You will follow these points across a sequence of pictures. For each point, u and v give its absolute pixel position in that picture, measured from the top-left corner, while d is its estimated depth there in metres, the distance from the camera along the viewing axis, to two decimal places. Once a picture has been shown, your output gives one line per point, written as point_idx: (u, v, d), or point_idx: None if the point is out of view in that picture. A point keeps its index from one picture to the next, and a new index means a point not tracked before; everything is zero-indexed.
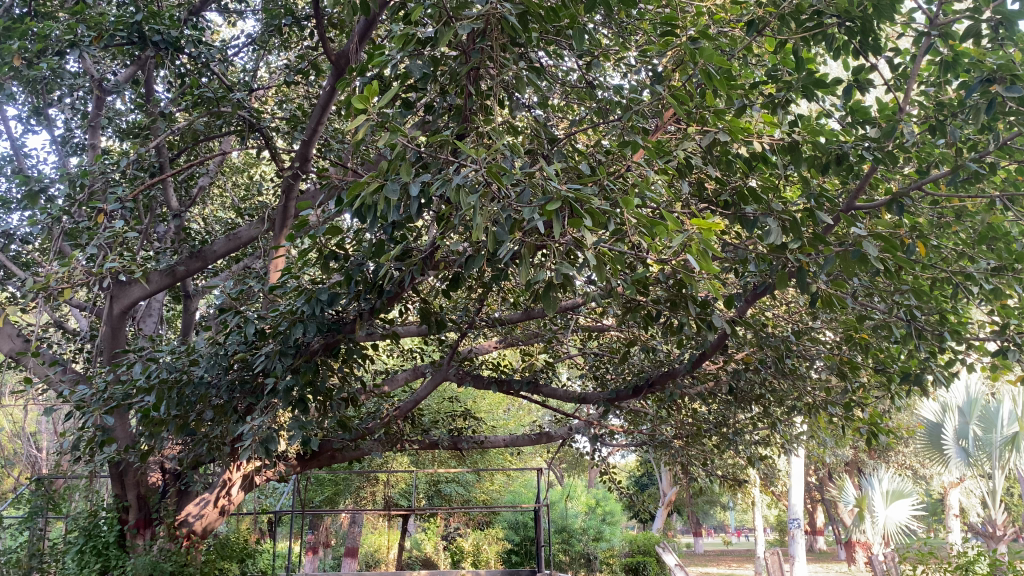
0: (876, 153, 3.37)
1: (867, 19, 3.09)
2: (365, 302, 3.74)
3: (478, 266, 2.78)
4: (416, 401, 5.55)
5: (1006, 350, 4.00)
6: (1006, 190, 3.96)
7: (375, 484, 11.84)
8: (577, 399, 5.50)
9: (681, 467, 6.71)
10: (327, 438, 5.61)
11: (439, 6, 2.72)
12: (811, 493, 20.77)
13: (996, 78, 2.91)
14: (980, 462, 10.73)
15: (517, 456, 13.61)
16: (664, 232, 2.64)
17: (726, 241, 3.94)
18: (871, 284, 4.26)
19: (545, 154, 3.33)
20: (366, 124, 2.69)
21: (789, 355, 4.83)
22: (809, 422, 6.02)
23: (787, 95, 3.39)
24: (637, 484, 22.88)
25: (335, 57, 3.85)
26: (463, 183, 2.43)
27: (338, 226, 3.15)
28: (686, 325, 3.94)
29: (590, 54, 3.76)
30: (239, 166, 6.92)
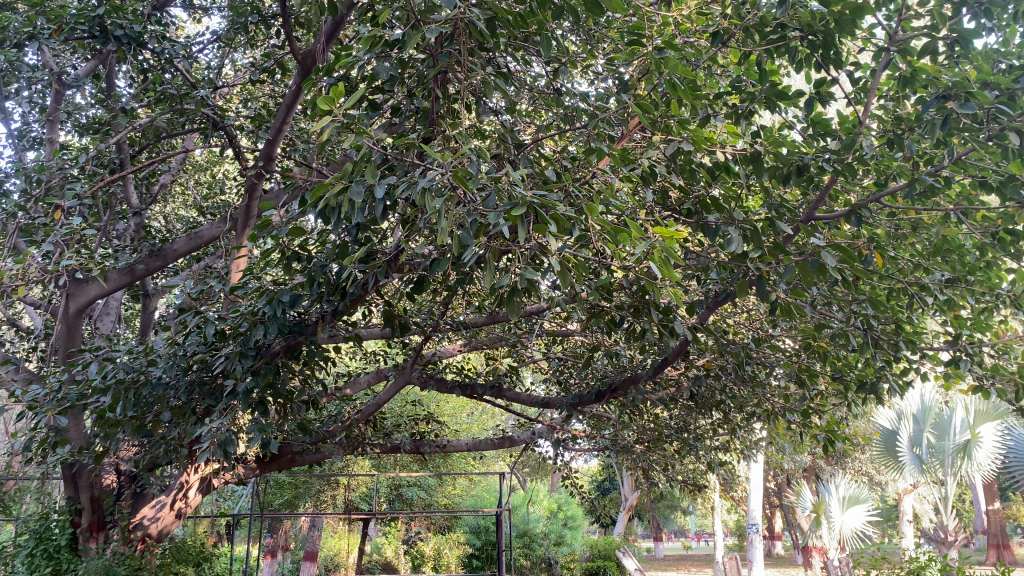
0: (836, 165, 3.44)
1: (829, 33, 3.16)
2: (329, 304, 3.72)
3: (442, 269, 2.78)
4: (379, 404, 5.52)
5: (958, 359, 4.11)
6: (961, 203, 4.07)
7: (335, 487, 11.76)
8: (540, 404, 5.52)
9: (642, 472, 6.77)
10: (287, 441, 5.56)
11: (408, 8, 2.72)
12: (770, 499, 21.13)
13: (951, 94, 3.00)
14: (933, 468, 10.96)
15: (480, 460, 13.62)
16: (628, 239, 2.67)
17: (689, 250, 3.98)
18: (829, 293, 4.34)
19: (511, 160, 3.35)
20: (331, 125, 2.67)
21: (748, 362, 4.90)
22: (768, 428, 6.10)
23: (750, 106, 3.45)
24: (598, 488, 23.06)
25: (302, 57, 3.82)
26: (430, 186, 2.43)
27: (301, 227, 3.13)
28: (649, 332, 3.98)
29: (558, 60, 3.79)
30: (202, 165, 6.83)
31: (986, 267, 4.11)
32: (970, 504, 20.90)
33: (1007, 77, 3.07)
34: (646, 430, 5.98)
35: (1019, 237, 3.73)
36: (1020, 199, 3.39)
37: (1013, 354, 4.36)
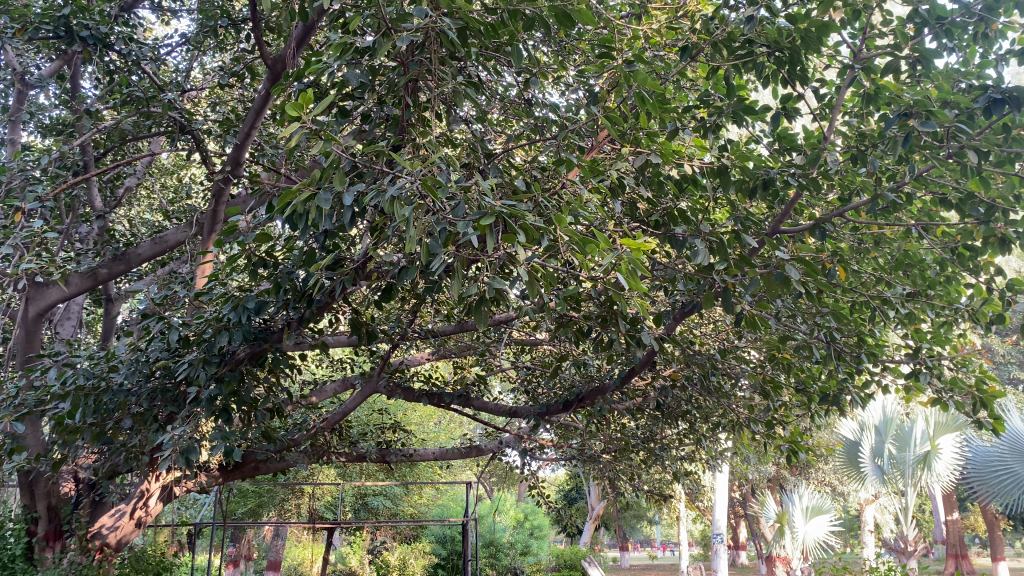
0: (801, 179, 3.49)
1: (796, 49, 3.21)
2: (294, 311, 3.68)
3: (410, 278, 2.76)
4: (345, 412, 5.47)
5: (918, 372, 4.19)
6: (922, 219, 4.14)
7: (300, 496, 11.65)
8: (507, 414, 5.50)
9: (609, 482, 6.78)
10: (252, 449, 5.48)
11: (379, 16, 2.72)
12: (735, 509, 21.36)
13: (913, 112, 3.06)
14: (894, 479, 11.11)
15: (447, 469, 13.57)
16: (595, 250, 2.69)
17: (657, 261, 4.01)
18: (793, 306, 4.39)
19: (481, 169, 3.35)
20: (300, 131, 2.65)
21: (714, 373, 4.93)
22: (733, 439, 6.15)
23: (717, 120, 3.50)
24: (565, 498, 23.13)
25: (272, 62, 3.79)
26: (398, 195, 2.42)
27: (268, 233, 3.10)
28: (616, 342, 4.00)
29: (529, 71, 3.80)
30: (169, 168, 6.75)
31: (946, 282, 4.19)
32: (928, 515, 21.25)
33: (967, 96, 3.14)
34: (613, 439, 5.99)
35: (977, 253, 3.81)
36: (978, 216, 3.47)
37: (971, 368, 4.44)
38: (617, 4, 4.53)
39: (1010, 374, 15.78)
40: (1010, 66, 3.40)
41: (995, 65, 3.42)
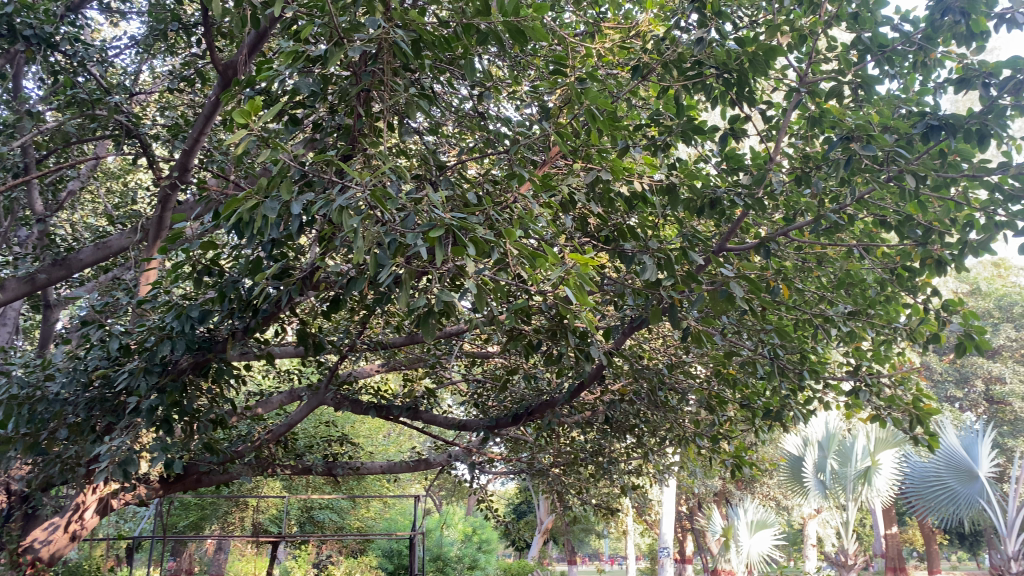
0: (746, 199, 3.56)
1: (743, 72, 3.28)
2: (240, 320, 3.62)
3: (359, 289, 2.74)
4: (291, 424, 5.38)
5: (858, 389, 4.29)
6: (863, 240, 4.25)
7: (244, 509, 11.43)
8: (456, 427, 5.47)
9: (557, 496, 6.78)
10: (194, 460, 5.34)
11: (331, 25, 2.71)
12: (682, 522, 21.61)
13: (854, 136, 3.14)
14: (835, 493, 11.27)
15: (395, 482, 13.45)
16: (544, 265, 2.70)
17: (606, 276, 4.04)
18: (739, 322, 4.46)
19: (432, 181, 3.35)
20: (248, 138, 2.62)
21: (661, 387, 4.98)
22: (680, 453, 6.21)
23: (667, 139, 3.56)
24: (514, 512, 23.10)
25: (223, 67, 3.73)
26: (347, 205, 2.40)
27: (213, 241, 3.05)
28: (565, 356, 4.02)
29: (482, 84, 3.81)
30: (115, 171, 6.61)
31: (886, 301, 4.30)
32: (868, 529, 21.66)
33: (906, 122, 3.24)
34: (562, 453, 6.00)
35: (914, 273, 3.92)
36: (915, 238, 3.57)
37: (909, 386, 4.55)
38: (571, 21, 4.59)
39: (947, 391, 16.29)
40: (946, 94, 3.52)
41: (932, 94, 3.53)
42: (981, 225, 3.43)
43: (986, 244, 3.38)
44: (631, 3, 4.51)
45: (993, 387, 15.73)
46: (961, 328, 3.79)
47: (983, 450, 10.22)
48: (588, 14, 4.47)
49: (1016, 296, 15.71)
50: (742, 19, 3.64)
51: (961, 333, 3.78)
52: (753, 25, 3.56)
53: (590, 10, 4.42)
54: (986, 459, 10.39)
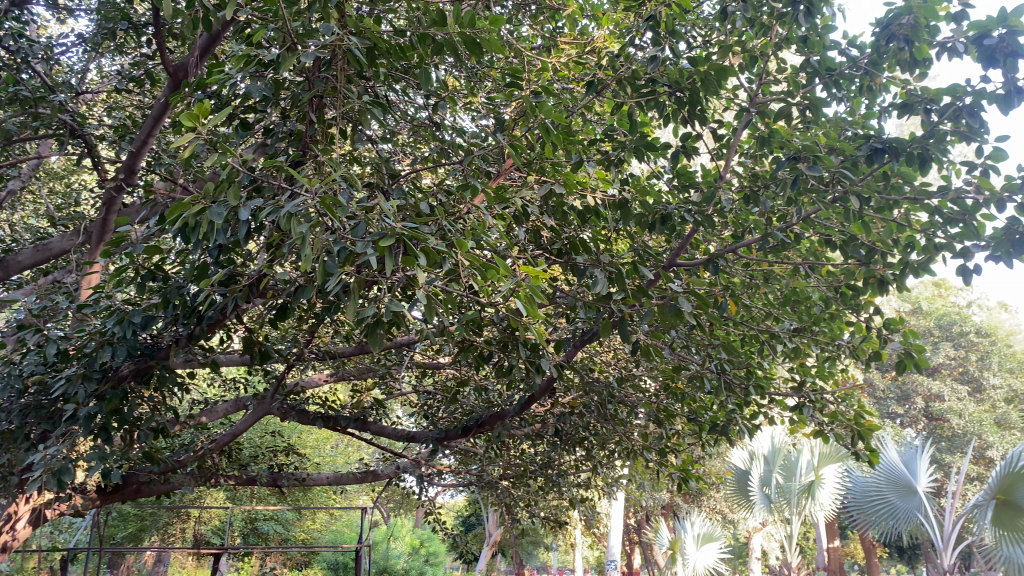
0: (696, 216, 3.59)
1: (695, 91, 3.30)
2: (184, 328, 3.52)
3: (307, 297, 2.68)
4: (236, 434, 5.26)
5: (802, 405, 4.36)
6: (809, 258, 4.32)
7: (185, 520, 11.17)
8: (404, 438, 5.41)
9: (505, 508, 6.74)
10: (133, 471, 5.17)
11: (284, 29, 2.66)
12: (629, 535, 21.75)
13: (801, 156, 3.18)
14: (780, 507, 11.42)
15: (342, 494, 13.26)
16: (495, 277, 2.68)
17: (559, 289, 4.03)
18: (688, 337, 4.50)
19: (384, 190, 3.31)
20: (196, 141, 2.55)
21: (611, 401, 4.99)
22: (629, 466, 6.23)
23: (620, 154, 3.58)
24: (463, 524, 23.00)
25: (173, 69, 3.64)
26: (296, 212, 2.35)
27: (157, 246, 2.96)
28: (516, 368, 3.99)
29: (438, 94, 3.78)
30: (59, 172, 6.42)
31: (830, 319, 4.38)
32: (811, 543, 22.04)
33: (852, 144, 3.30)
34: (511, 466, 5.98)
35: (858, 292, 4.00)
36: (859, 258, 3.65)
37: (851, 402, 4.64)
38: (527, 34, 4.60)
39: (888, 408, 16.70)
40: (891, 118, 3.61)
41: (877, 117, 3.61)
42: (922, 246, 3.52)
43: (927, 265, 3.47)
44: (588, 19, 4.54)
45: (932, 404, 16.15)
46: (901, 346, 3.87)
47: (922, 466, 10.47)
48: (545, 28, 4.49)
49: (955, 316, 16.20)
50: (696, 39, 3.69)
51: (902, 351, 3.87)
52: (706, 45, 3.61)
53: (547, 24, 4.44)
54: (925, 475, 10.64)
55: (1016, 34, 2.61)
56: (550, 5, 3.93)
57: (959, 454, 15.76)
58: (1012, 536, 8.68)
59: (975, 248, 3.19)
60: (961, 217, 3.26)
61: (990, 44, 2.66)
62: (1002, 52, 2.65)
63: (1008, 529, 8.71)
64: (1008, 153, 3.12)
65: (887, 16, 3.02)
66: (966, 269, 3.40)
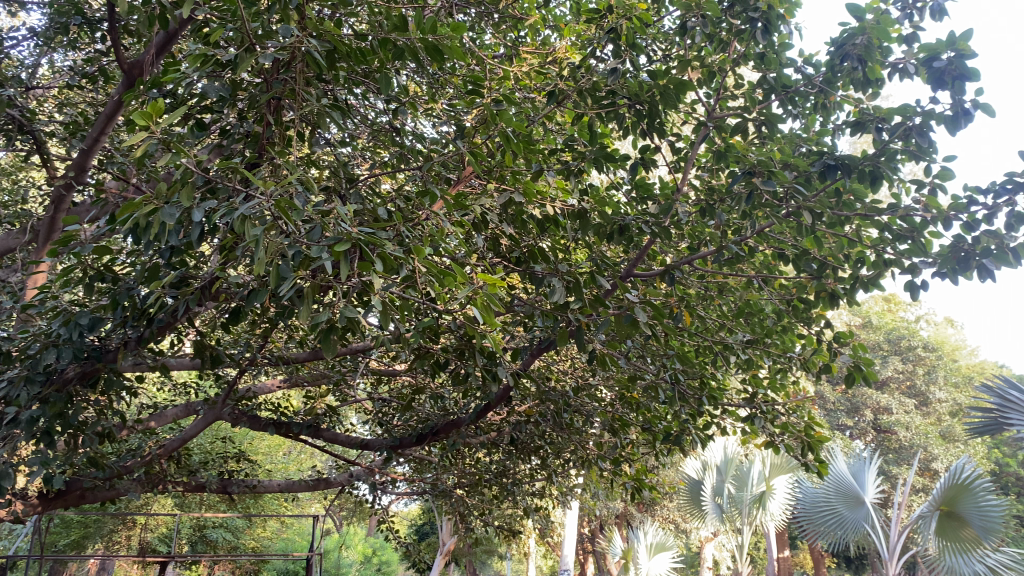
0: (654, 228, 3.62)
1: (655, 103, 3.32)
2: (133, 330, 3.43)
3: (260, 301, 2.62)
4: (185, 440, 5.15)
5: (753, 416, 4.41)
6: (762, 271, 4.38)
7: (131, 526, 10.91)
8: (358, 446, 5.35)
9: (459, 517, 6.70)
10: (77, 476, 5.03)
11: (242, 30, 2.62)
12: (583, 544, 21.81)
13: (756, 171, 3.21)
14: (732, 517, 11.53)
15: (294, 501, 13.07)
16: (451, 284, 2.67)
17: (516, 297, 4.02)
18: (643, 347, 4.52)
19: (342, 194, 3.27)
20: (148, 140, 2.48)
21: (566, 410, 4.99)
22: (583, 475, 6.23)
23: (580, 165, 3.59)
24: (417, 533, 22.87)
25: (128, 66, 3.57)
26: (249, 214, 2.30)
27: (107, 246, 2.89)
28: (473, 376, 3.97)
29: (398, 100, 3.76)
30: (6, 168, 6.24)
31: (782, 331, 4.44)
32: (762, 553, 22.35)
33: (805, 160, 3.36)
34: (466, 474, 5.94)
35: (810, 306, 4.07)
36: (811, 271, 3.71)
37: (802, 414, 4.70)
38: (489, 43, 4.60)
39: (838, 419, 17.03)
40: (844, 136, 3.68)
41: (830, 135, 3.68)
42: (872, 261, 3.60)
43: (876, 280, 3.54)
44: (551, 29, 4.56)
45: (880, 417, 16.48)
46: (851, 359, 3.94)
47: (870, 477, 10.67)
48: (507, 37, 4.50)
49: (904, 331, 16.62)
50: (656, 53, 3.72)
51: (851, 364, 3.94)
52: (666, 59, 3.65)
53: (510, 33, 4.45)
54: (872, 486, 10.86)
55: (964, 58, 2.68)
56: (513, 14, 3.94)
57: (905, 465, 16.10)
58: (955, 546, 8.90)
59: (922, 264, 3.27)
60: (910, 233, 3.34)
61: (939, 67, 2.73)
62: (950, 74, 2.72)
63: (952, 539, 8.92)
64: (955, 173, 3.20)
65: (842, 35, 3.08)
66: (913, 285, 3.48)
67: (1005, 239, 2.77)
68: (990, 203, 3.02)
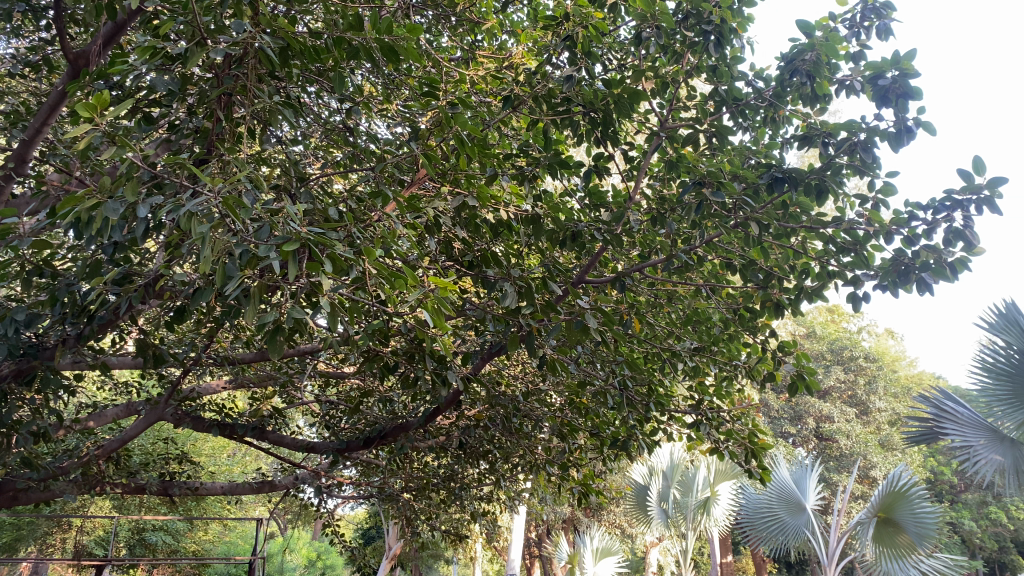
0: (606, 235, 3.64)
1: (609, 112, 3.33)
2: (72, 327, 3.33)
3: (205, 300, 2.56)
4: (125, 441, 5.01)
5: (699, 422, 4.46)
6: (711, 280, 4.44)
7: (65, 529, 10.60)
8: (304, 449, 5.27)
9: (406, 521, 6.65)
10: (9, 478, 4.86)
11: (194, 23, 2.56)
12: (529, 548, 21.85)
13: (706, 182, 3.25)
14: (677, 522, 11.68)
15: (236, 504, 12.85)
16: (401, 286, 2.64)
17: (467, 301, 4.01)
18: (593, 352, 4.54)
19: (292, 193, 3.22)
20: (92, 132, 2.41)
21: (515, 415, 4.99)
22: (531, 479, 6.24)
23: (534, 170, 3.59)
24: (362, 537, 22.66)
25: (73, 56, 3.47)
26: (195, 211, 2.25)
27: (46, 241, 2.80)
28: (423, 379, 3.96)
29: (352, 99, 3.72)
30: None
31: (729, 339, 4.50)
32: (705, 557, 22.67)
33: (753, 172, 3.41)
34: (413, 478, 5.90)
35: (756, 315, 4.13)
36: (758, 282, 3.77)
37: (746, 421, 4.77)
38: (446, 46, 4.60)
39: (782, 427, 17.38)
40: (792, 149, 3.76)
41: (779, 148, 3.76)
42: (816, 273, 3.68)
43: (820, 291, 3.63)
44: (508, 35, 4.58)
45: (822, 425, 16.86)
46: (794, 368, 4.01)
47: (812, 484, 10.88)
48: (464, 40, 4.50)
49: (847, 342, 17.08)
50: (611, 62, 3.75)
51: (795, 373, 4.01)
52: (622, 68, 3.68)
53: (467, 37, 4.45)
54: (813, 493, 11.09)
55: (907, 77, 2.77)
56: (470, 18, 3.95)
57: (845, 473, 16.48)
58: (892, 551, 9.17)
59: (864, 277, 3.36)
60: (853, 246, 3.43)
61: (884, 85, 2.81)
62: (894, 92, 2.80)
63: (888, 545, 9.17)
64: (897, 188, 3.29)
65: (791, 51, 3.15)
66: (856, 297, 3.57)
67: (943, 253, 2.86)
68: (929, 218, 3.11)
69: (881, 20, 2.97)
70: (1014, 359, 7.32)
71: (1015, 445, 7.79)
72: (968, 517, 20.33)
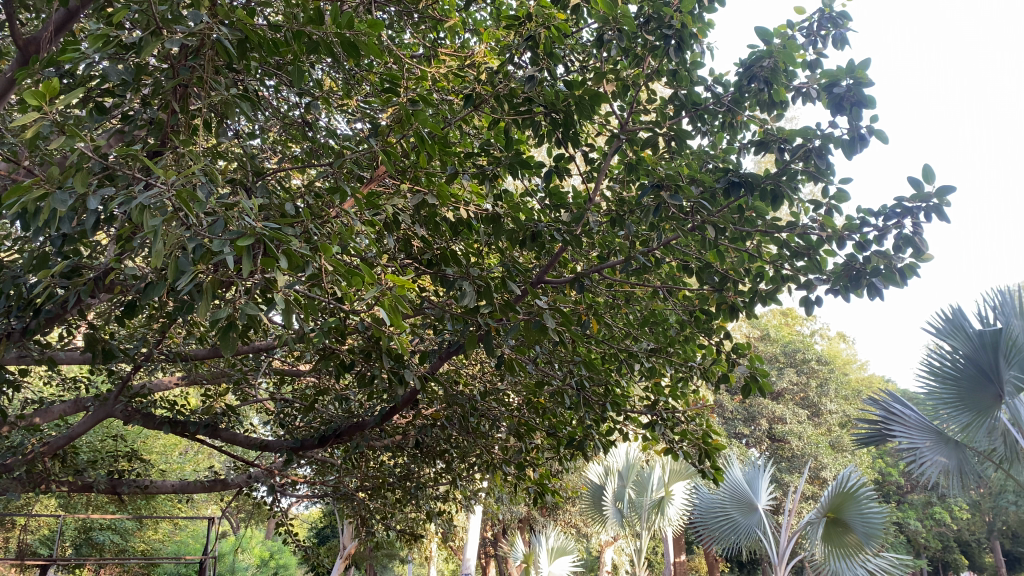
0: (565, 236, 3.64)
1: (570, 113, 3.33)
2: (17, 320, 3.23)
3: (155, 295, 2.49)
4: (71, 438, 4.88)
5: (655, 423, 4.49)
6: (668, 282, 4.47)
7: (9, 528, 10.34)
8: (257, 447, 5.18)
9: (360, 521, 6.59)
10: None
11: (149, 12, 2.50)
12: (485, 548, 21.87)
13: (665, 184, 3.25)
14: (631, 521, 11.77)
15: (187, 503, 12.64)
16: (357, 283, 2.60)
17: (426, 300, 3.98)
18: (551, 352, 4.54)
19: (248, 187, 3.17)
20: (41, 120, 2.34)
21: (472, 415, 4.97)
22: (487, 478, 6.24)
23: (494, 169, 3.59)
24: (316, 536, 22.48)
25: (23, 42, 3.36)
26: (147, 203, 2.19)
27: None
28: (380, 378, 3.91)
29: (312, 94, 3.67)
30: None
31: (684, 341, 4.55)
32: (659, 557, 22.90)
33: (711, 176, 3.43)
34: (368, 477, 5.85)
35: (711, 317, 4.17)
36: (714, 285, 3.80)
37: (701, 422, 4.81)
38: (408, 43, 4.58)
39: (735, 428, 17.63)
40: (748, 155, 3.81)
41: (736, 153, 3.80)
42: (771, 276, 3.72)
43: (774, 295, 3.67)
44: (470, 33, 4.58)
45: (775, 426, 17.17)
46: (748, 369, 4.07)
47: (764, 484, 11.03)
48: (426, 37, 4.49)
49: (799, 344, 17.41)
50: (573, 63, 3.76)
51: (749, 375, 4.05)
52: (584, 70, 3.69)
53: (428, 34, 4.43)
54: (765, 493, 11.25)
55: (861, 85, 2.82)
56: (432, 15, 3.93)
57: (797, 474, 16.79)
58: (840, 551, 9.31)
59: (817, 281, 3.41)
60: (806, 251, 3.48)
61: (839, 93, 2.86)
62: (848, 100, 2.86)
63: (836, 545, 9.29)
64: (849, 194, 3.35)
65: (750, 57, 3.19)
66: (809, 300, 3.62)
67: (893, 259, 2.91)
68: (881, 225, 3.17)
69: (837, 29, 3.03)
70: (959, 364, 7.52)
71: (959, 446, 8.02)
72: (914, 517, 20.83)
